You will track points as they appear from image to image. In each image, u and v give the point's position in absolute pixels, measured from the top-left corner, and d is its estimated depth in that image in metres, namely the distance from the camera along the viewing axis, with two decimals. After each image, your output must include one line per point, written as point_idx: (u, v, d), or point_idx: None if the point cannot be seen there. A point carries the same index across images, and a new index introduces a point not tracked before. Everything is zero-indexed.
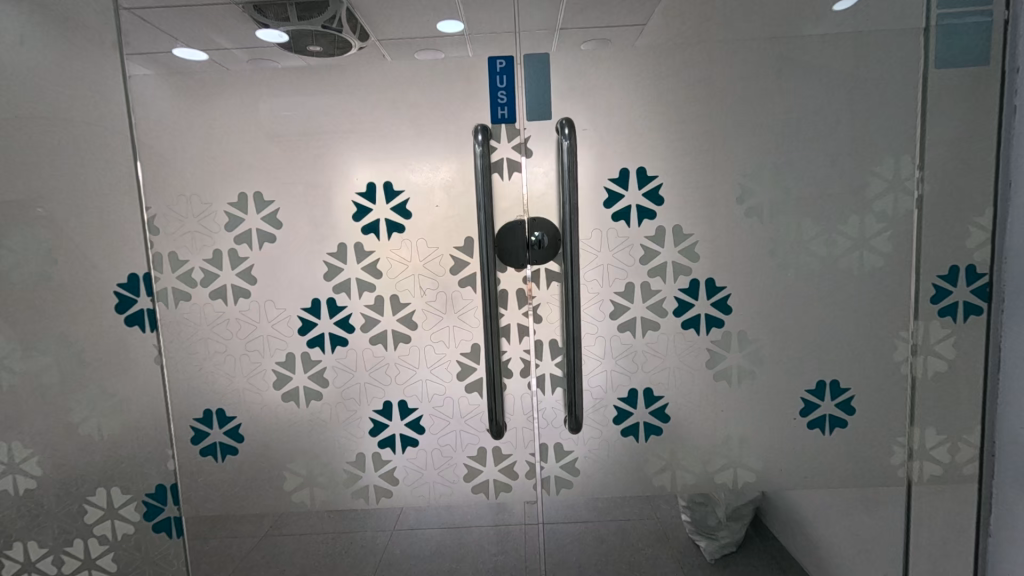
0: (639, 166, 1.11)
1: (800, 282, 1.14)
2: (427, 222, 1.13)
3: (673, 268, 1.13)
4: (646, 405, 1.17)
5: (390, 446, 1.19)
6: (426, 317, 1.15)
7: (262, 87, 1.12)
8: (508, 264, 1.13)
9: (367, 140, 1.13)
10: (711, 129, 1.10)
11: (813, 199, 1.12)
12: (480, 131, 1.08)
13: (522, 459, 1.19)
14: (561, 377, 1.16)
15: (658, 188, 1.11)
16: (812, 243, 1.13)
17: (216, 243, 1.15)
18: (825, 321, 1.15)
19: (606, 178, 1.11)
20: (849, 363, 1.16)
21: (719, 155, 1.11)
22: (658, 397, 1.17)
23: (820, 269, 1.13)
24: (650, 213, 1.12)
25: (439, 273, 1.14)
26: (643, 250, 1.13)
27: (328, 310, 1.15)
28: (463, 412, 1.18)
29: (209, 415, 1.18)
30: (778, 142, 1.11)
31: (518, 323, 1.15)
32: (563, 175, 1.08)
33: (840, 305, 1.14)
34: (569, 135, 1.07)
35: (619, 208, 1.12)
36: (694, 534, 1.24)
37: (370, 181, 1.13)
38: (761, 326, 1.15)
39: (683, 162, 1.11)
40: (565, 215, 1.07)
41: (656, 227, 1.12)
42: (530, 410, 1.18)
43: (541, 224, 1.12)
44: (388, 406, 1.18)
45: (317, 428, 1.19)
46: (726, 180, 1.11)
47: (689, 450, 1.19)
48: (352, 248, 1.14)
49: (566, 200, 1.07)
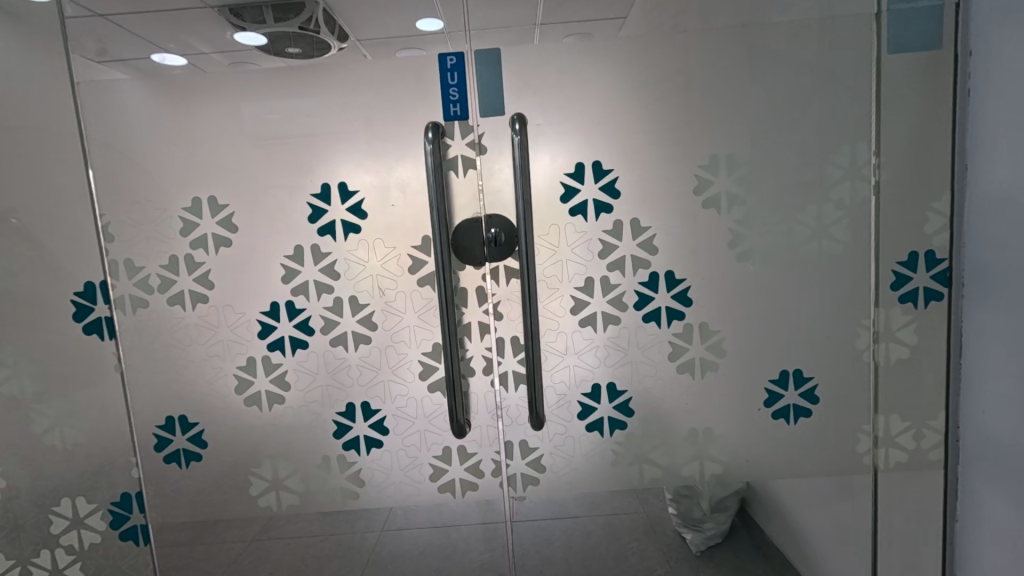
0: (595, 160, 1.10)
1: (761, 272, 1.13)
2: (383, 222, 1.13)
3: (633, 262, 1.12)
4: (610, 400, 1.17)
5: (355, 448, 1.19)
6: (386, 318, 1.15)
7: (234, 92, 1.11)
8: (466, 262, 1.12)
9: (323, 142, 1.12)
10: (671, 121, 1.10)
11: (774, 189, 1.12)
12: (432, 130, 1.06)
13: (488, 458, 1.19)
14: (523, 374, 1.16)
15: (615, 181, 1.11)
16: (772, 233, 1.12)
17: (171, 248, 1.14)
18: (785, 310, 1.14)
19: (562, 173, 1.11)
20: (811, 352, 1.15)
21: (678, 146, 1.10)
22: (622, 392, 1.16)
23: (780, 259, 1.13)
24: (608, 207, 1.11)
25: (398, 273, 1.14)
26: (602, 245, 1.12)
27: (287, 313, 1.15)
28: (426, 411, 1.17)
29: (171, 422, 1.18)
30: (737, 132, 1.10)
31: (479, 321, 1.14)
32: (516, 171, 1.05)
33: (802, 295, 1.14)
34: (520, 131, 1.05)
35: (576, 202, 1.11)
36: (680, 526, 1.24)
37: (325, 182, 1.12)
38: (722, 318, 1.14)
39: (641, 154, 1.10)
40: (522, 211, 1.05)
41: (613, 221, 1.12)
42: (494, 408, 1.17)
43: (498, 221, 1.12)
44: (351, 407, 1.17)
45: (281, 432, 1.18)
46: (683, 171, 1.11)
47: (655, 443, 1.18)
48: (309, 251, 1.13)
49: (519, 195, 1.05)
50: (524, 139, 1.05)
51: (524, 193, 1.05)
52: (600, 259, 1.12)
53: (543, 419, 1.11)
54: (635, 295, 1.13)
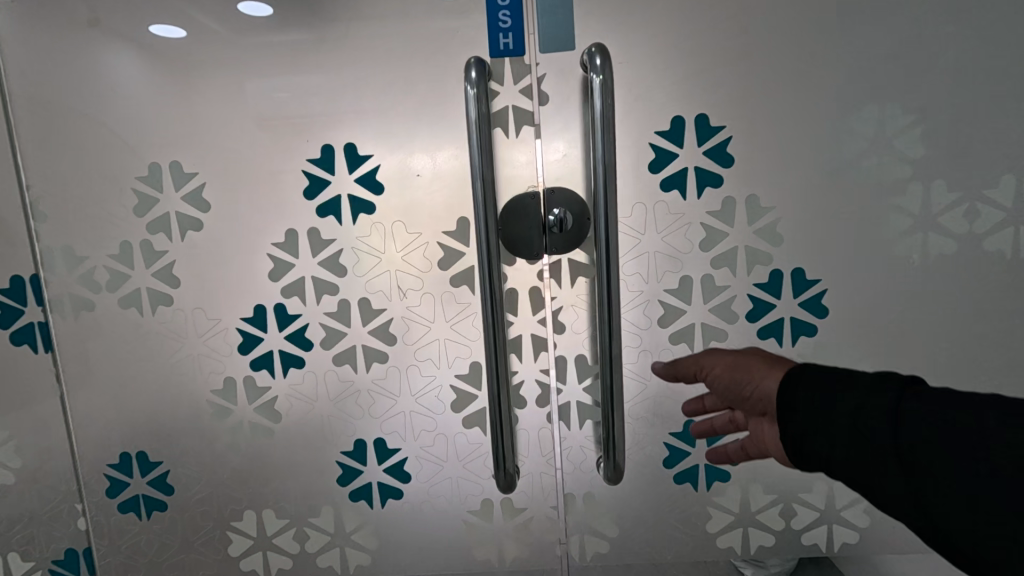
0: (700, 114, 0.79)
1: (927, 271, 0.81)
2: (404, 199, 0.83)
3: (747, 256, 0.82)
4: (709, 442, 0.86)
5: (366, 499, 0.90)
6: (407, 329, 0.85)
7: (212, 37, 0.81)
8: (518, 254, 0.82)
9: (324, 87, 0.82)
10: (808, 57, 0.78)
11: (953, 153, 0.79)
12: (476, 66, 0.73)
13: (541, 514, 0.90)
14: (591, 406, 0.86)
15: (725, 144, 0.80)
16: (946, 215, 0.80)
17: (124, 233, 0.86)
18: (961, 325, 0.83)
19: (653, 132, 0.80)
20: (994, 384, 0.84)
21: (818, 93, 0.79)
22: (725, 431, 0.86)
23: (958, 252, 0.81)
24: (715, 178, 0.80)
25: (424, 268, 0.84)
26: (705, 232, 0.81)
27: (277, 321, 0.86)
28: (459, 452, 0.88)
29: (127, 460, 0.90)
30: (904, 72, 0.78)
31: (532, 335, 0.84)
32: (594, 126, 0.73)
33: (984, 303, 0.82)
34: (601, 69, 0.72)
35: (672, 172, 0.80)
36: (739, 560, 0.89)
37: (327, 144, 0.82)
38: (869, 335, 0.83)
39: (766, 104, 0.79)
40: (603, 183, 0.73)
41: (723, 198, 0.81)
42: (550, 450, 0.87)
43: (562, 197, 0.81)
44: (361, 446, 0.88)
45: (268, 477, 0.90)
46: (824, 128, 0.79)
47: (770, 502, 0.87)
48: (306, 237, 0.84)
49: (600, 161, 0.73)
50: (608, 80, 0.72)
51: (608, 158, 0.73)
52: (700, 252, 0.82)
53: (622, 471, 0.80)
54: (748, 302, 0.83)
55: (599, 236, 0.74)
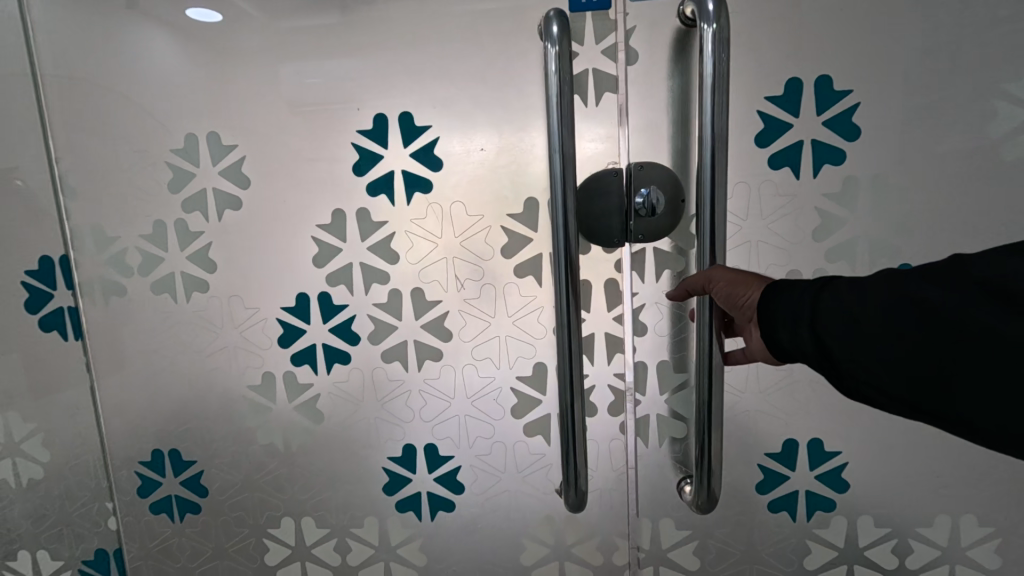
0: (822, 76, 0.68)
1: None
2: (465, 177, 0.73)
3: (870, 248, 0.71)
4: (813, 466, 0.75)
5: (414, 510, 0.81)
6: (464, 324, 0.76)
7: None
8: (594, 242, 0.71)
9: (378, 49, 0.72)
10: (950, 15, 0.66)
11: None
12: (557, 20, 0.62)
13: (610, 536, 0.80)
14: (672, 420, 0.76)
15: (852, 113, 0.69)
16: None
17: (158, 211, 0.78)
18: None
19: (764, 98, 0.69)
20: None
21: (959, 57, 0.66)
22: (832, 455, 0.75)
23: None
24: (837, 155, 0.70)
25: (485, 256, 0.74)
26: (820, 218, 0.71)
27: (321, 312, 0.77)
28: (518, 464, 0.79)
29: (159, 459, 0.83)
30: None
31: (607, 333, 0.74)
32: (701, 88, 0.60)
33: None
34: (715, 16, 0.59)
35: (784, 146, 0.70)
36: None
37: (380, 114, 0.73)
38: None
39: (896, 70, 0.67)
40: (709, 157, 0.61)
41: (843, 178, 0.70)
42: (622, 464, 0.77)
43: (649, 176, 0.70)
44: (411, 453, 0.79)
45: (308, 481, 0.82)
46: (968, 99, 0.67)
47: (876, 531, 0.76)
48: (354, 219, 0.75)
49: (706, 132, 0.61)
50: (722, 33, 0.59)
51: (715, 128, 0.60)
52: (812, 241, 0.71)
53: (716, 498, 0.69)
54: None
55: (700, 221, 0.63)
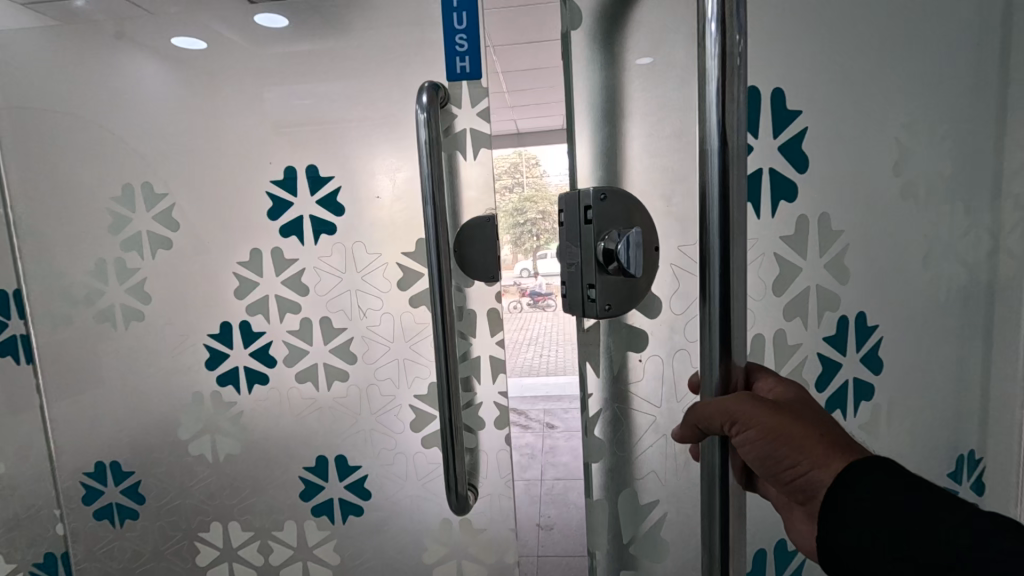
0: (775, 90, 0.69)
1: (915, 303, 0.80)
2: (365, 220, 0.84)
3: (819, 298, 0.76)
4: (778, 568, 0.85)
5: (328, 514, 0.91)
6: (368, 348, 0.86)
7: (178, 62, 0.84)
8: (475, 277, 0.82)
9: (287, 110, 0.83)
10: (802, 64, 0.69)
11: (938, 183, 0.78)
12: (427, 91, 0.73)
13: (500, 537, 0.89)
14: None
15: (800, 140, 0.71)
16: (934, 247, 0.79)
17: (100, 250, 0.89)
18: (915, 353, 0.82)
19: None
20: (940, 409, 0.84)
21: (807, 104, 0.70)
22: (794, 556, 0.85)
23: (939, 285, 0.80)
24: (791, 189, 0.72)
25: (384, 289, 0.85)
26: (779, 266, 0.72)
27: (242, 337, 0.88)
28: (419, 472, 0.88)
29: (101, 470, 0.93)
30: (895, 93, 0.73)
31: (491, 355, 0.86)
32: (703, 77, 0.35)
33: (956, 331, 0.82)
34: None
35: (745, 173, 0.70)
36: None
37: (289, 166, 0.84)
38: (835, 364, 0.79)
39: None
40: (713, 200, 0.36)
41: (797, 216, 0.72)
42: (509, 471, 0.88)
43: (612, 214, 0.50)
44: (323, 462, 0.89)
45: (233, 489, 0.92)
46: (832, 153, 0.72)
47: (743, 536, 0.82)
48: (269, 256, 0.86)
49: (709, 147, 0.35)
50: None
51: (726, 140, 0.35)
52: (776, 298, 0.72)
53: None
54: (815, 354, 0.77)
55: (710, 293, 0.37)
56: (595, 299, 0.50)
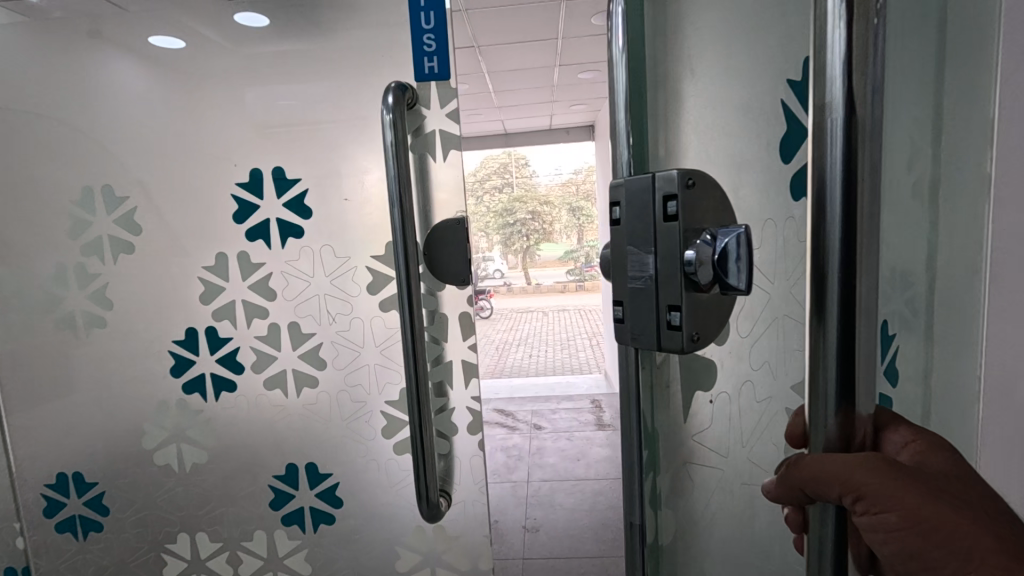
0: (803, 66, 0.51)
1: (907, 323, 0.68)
2: (333, 223, 0.82)
3: None
4: None
5: (298, 523, 0.89)
6: (337, 353, 0.85)
7: (138, 61, 0.81)
8: (446, 281, 0.81)
9: (253, 111, 0.81)
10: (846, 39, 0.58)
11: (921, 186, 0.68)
12: (392, 92, 0.72)
13: (474, 544, 0.88)
14: None
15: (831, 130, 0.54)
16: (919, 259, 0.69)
17: (61, 255, 0.87)
18: None
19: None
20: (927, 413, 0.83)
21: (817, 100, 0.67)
22: None
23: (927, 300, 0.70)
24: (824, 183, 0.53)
25: (353, 293, 0.83)
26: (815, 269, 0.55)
27: (208, 344, 0.86)
28: (391, 479, 0.87)
29: (63, 482, 0.90)
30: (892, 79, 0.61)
31: (463, 360, 0.85)
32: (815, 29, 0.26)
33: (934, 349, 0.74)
34: None
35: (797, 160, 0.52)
36: None
37: (255, 169, 0.82)
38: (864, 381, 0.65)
39: None
40: (835, 189, 0.26)
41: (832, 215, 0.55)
42: (483, 477, 0.87)
43: (698, 208, 0.35)
44: (293, 471, 0.87)
45: (201, 499, 0.89)
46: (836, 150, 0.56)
47: None
48: (235, 260, 0.84)
49: (833, 118, 0.26)
50: None
51: (855, 110, 0.25)
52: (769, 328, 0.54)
53: None
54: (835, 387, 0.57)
55: (826, 315, 0.28)
56: (679, 327, 0.35)
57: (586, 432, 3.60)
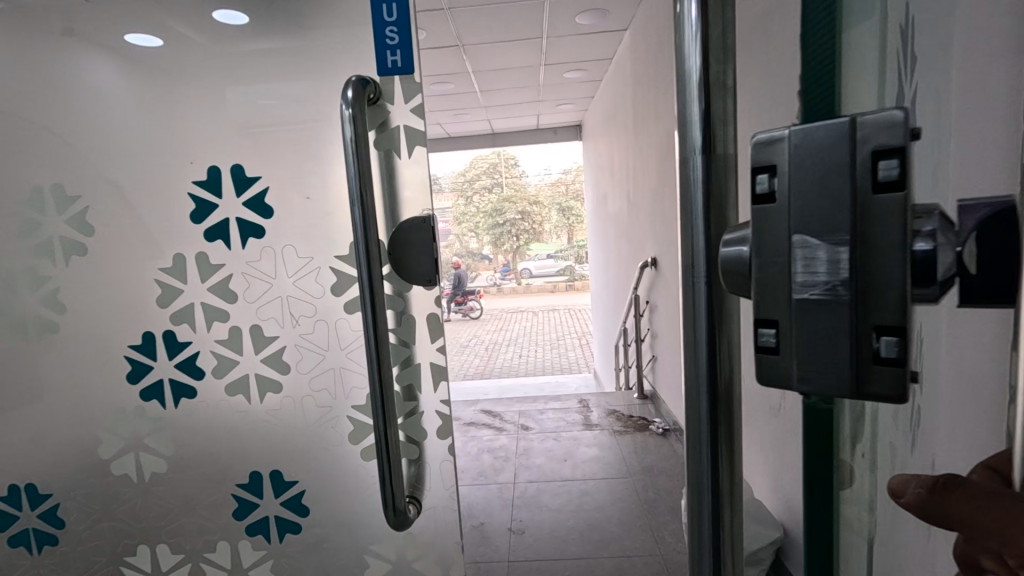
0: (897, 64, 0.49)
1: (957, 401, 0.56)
2: (295, 222, 0.79)
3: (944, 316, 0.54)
4: None
5: (263, 533, 0.86)
6: (301, 357, 0.82)
7: (92, 58, 0.79)
8: (412, 282, 0.79)
9: (212, 108, 0.79)
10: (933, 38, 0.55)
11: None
12: (352, 86, 0.70)
13: (446, 551, 0.86)
14: None
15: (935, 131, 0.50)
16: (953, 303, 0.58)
17: (12, 257, 0.84)
18: None
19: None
20: None
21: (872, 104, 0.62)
22: None
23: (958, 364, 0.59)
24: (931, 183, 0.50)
25: (317, 295, 0.81)
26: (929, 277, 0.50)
27: (166, 348, 0.83)
28: (358, 486, 0.84)
29: (15, 494, 0.87)
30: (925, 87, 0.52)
31: (432, 363, 0.82)
32: None
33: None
34: None
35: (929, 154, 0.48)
36: None
37: (213, 166, 0.79)
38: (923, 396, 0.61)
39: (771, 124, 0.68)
40: None
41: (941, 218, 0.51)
42: (454, 482, 0.85)
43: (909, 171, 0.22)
44: (257, 479, 0.85)
45: (160, 510, 0.86)
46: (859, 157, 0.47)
47: None
48: (193, 262, 0.81)
49: None
50: None
51: None
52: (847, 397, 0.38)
53: None
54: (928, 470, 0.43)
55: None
56: (900, 360, 0.21)
57: (573, 432, 3.59)
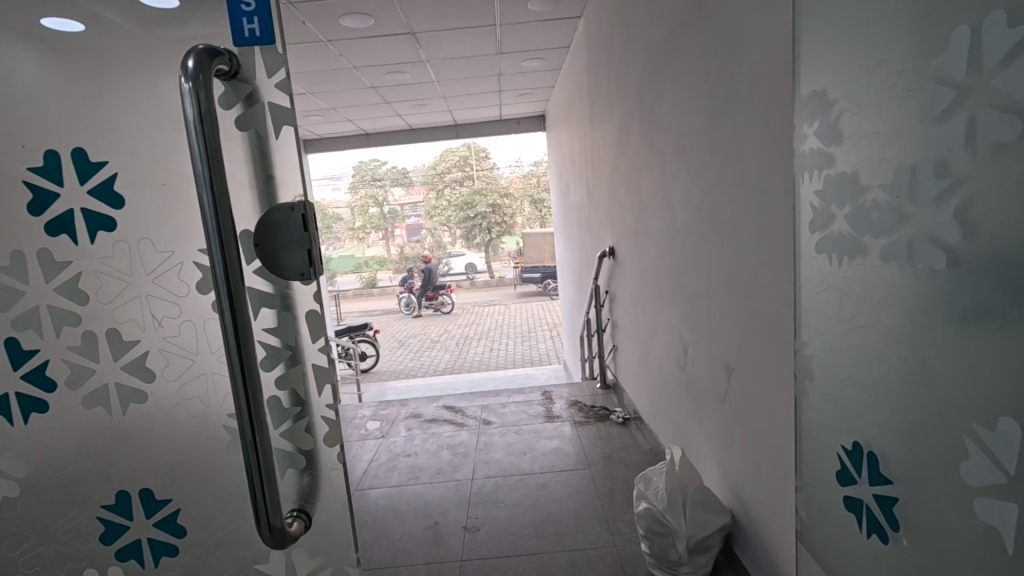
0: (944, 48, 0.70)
1: (832, 390, 1.00)
2: (151, 212, 0.71)
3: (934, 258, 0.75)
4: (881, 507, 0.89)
5: (136, 557, 0.79)
6: (166, 362, 0.74)
7: None
8: (285, 277, 0.71)
9: (46, 85, 0.69)
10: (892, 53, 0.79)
11: (827, 218, 1.00)
12: (193, 55, 0.62)
13: (339, 565, 0.80)
14: None
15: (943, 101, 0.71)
16: (821, 289, 1.02)
17: None
18: (865, 339, 0.90)
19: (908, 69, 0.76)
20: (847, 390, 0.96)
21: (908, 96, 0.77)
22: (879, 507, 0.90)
23: (811, 366, 1.08)
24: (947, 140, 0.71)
25: (180, 292, 0.72)
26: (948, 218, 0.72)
27: (10, 359, 0.74)
28: (238, 503, 0.77)
29: None
30: (806, 123, 1.05)
31: (313, 365, 0.75)
32: None
33: (833, 460, 1.03)
34: None
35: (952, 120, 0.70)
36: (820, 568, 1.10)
37: (52, 151, 0.70)
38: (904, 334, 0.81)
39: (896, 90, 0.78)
40: None
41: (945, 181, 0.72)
42: (346, 492, 0.79)
43: None
44: (124, 500, 0.76)
45: (19, 535, 0.78)
46: (887, 135, 0.82)
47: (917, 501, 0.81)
48: (36, 260, 0.72)
49: None
50: None
51: None
52: (947, 270, 0.73)
53: None
54: (978, 405, 0.70)
55: None
56: None
57: (536, 424, 3.57)
